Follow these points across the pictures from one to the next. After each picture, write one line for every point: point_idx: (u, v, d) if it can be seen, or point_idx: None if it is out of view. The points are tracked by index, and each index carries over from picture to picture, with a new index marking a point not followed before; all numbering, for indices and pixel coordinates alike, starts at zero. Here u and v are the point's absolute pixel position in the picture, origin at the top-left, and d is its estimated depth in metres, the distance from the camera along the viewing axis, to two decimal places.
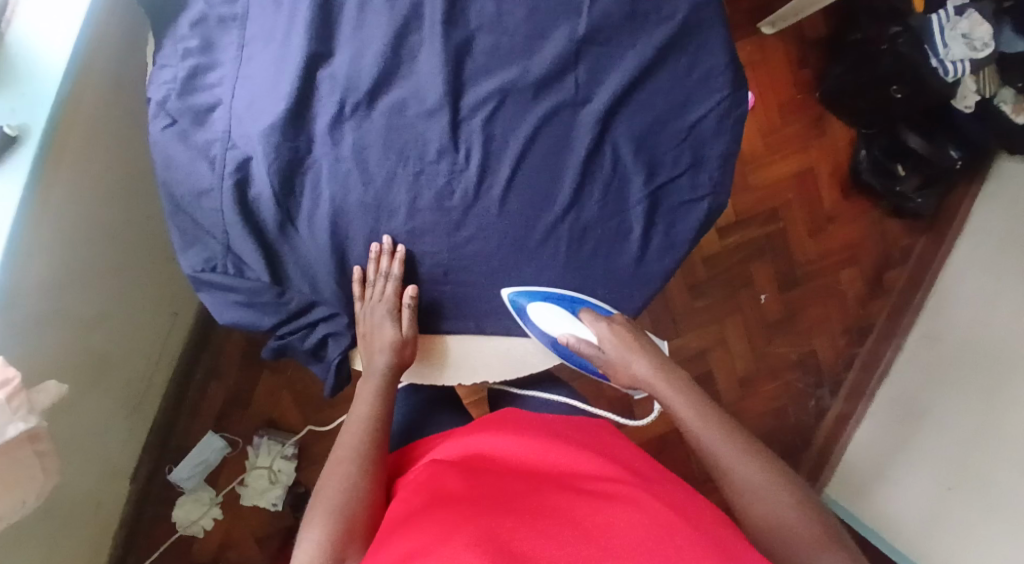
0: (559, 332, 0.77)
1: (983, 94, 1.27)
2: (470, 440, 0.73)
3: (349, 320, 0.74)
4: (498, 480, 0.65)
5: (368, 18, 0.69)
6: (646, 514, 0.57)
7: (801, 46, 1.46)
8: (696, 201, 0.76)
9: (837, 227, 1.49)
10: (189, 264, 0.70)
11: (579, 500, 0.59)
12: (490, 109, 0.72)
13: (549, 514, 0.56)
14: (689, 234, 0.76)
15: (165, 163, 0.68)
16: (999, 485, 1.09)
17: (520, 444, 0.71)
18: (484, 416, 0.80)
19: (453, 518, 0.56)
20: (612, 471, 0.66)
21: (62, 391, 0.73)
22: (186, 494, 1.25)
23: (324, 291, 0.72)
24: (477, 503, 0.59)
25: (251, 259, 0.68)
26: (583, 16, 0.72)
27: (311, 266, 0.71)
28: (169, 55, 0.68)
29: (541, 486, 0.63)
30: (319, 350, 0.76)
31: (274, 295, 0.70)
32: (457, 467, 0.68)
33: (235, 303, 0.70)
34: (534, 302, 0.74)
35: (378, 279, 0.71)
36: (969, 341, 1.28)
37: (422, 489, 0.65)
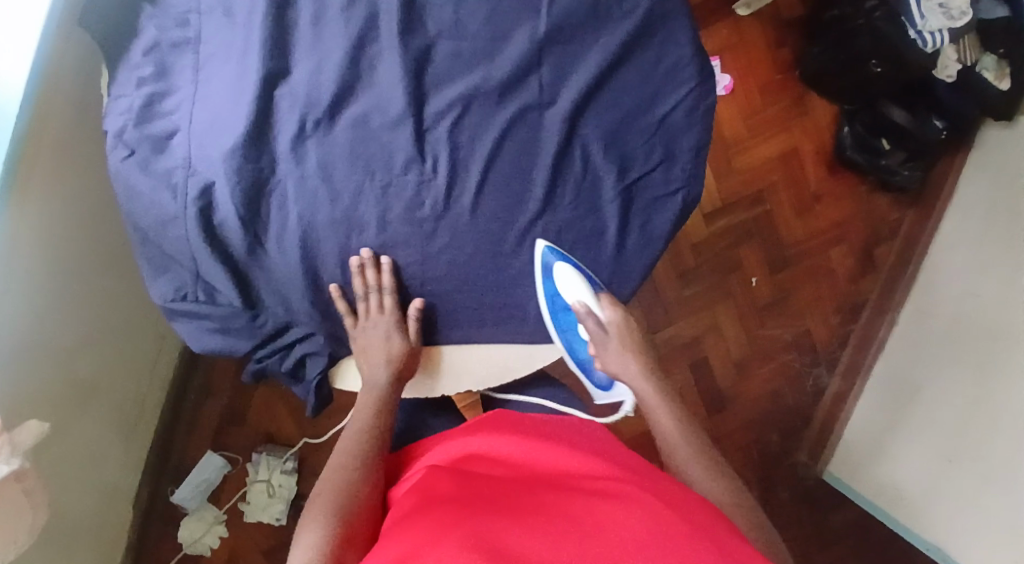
0: (572, 299, 0.75)
1: (965, 63, 1.27)
2: (466, 443, 0.71)
3: (325, 338, 0.73)
4: (493, 480, 0.62)
5: (325, 32, 0.68)
6: (643, 510, 0.53)
7: (777, 25, 1.45)
8: (670, 195, 0.75)
9: (823, 206, 1.48)
10: (160, 293, 0.70)
11: (573, 499, 0.56)
12: (455, 115, 0.71)
13: (544, 510, 0.54)
14: (666, 228, 0.76)
15: (127, 194, 0.67)
16: (994, 456, 1.09)
17: (515, 445, 0.69)
18: (485, 418, 0.78)
19: (445, 516, 0.54)
20: (611, 470, 0.63)
21: (45, 429, 0.72)
22: (189, 514, 1.25)
23: (299, 312, 0.71)
24: (470, 502, 0.57)
25: (222, 284, 0.68)
26: (543, 16, 0.71)
27: (282, 287, 0.70)
28: (125, 84, 0.67)
29: (536, 485, 0.61)
30: (298, 370, 0.74)
31: (248, 318, 0.70)
32: (451, 472, 0.65)
33: (209, 329, 0.70)
34: (562, 263, 0.73)
35: (371, 294, 0.70)
36: (961, 312, 1.27)
37: (415, 491, 0.64)
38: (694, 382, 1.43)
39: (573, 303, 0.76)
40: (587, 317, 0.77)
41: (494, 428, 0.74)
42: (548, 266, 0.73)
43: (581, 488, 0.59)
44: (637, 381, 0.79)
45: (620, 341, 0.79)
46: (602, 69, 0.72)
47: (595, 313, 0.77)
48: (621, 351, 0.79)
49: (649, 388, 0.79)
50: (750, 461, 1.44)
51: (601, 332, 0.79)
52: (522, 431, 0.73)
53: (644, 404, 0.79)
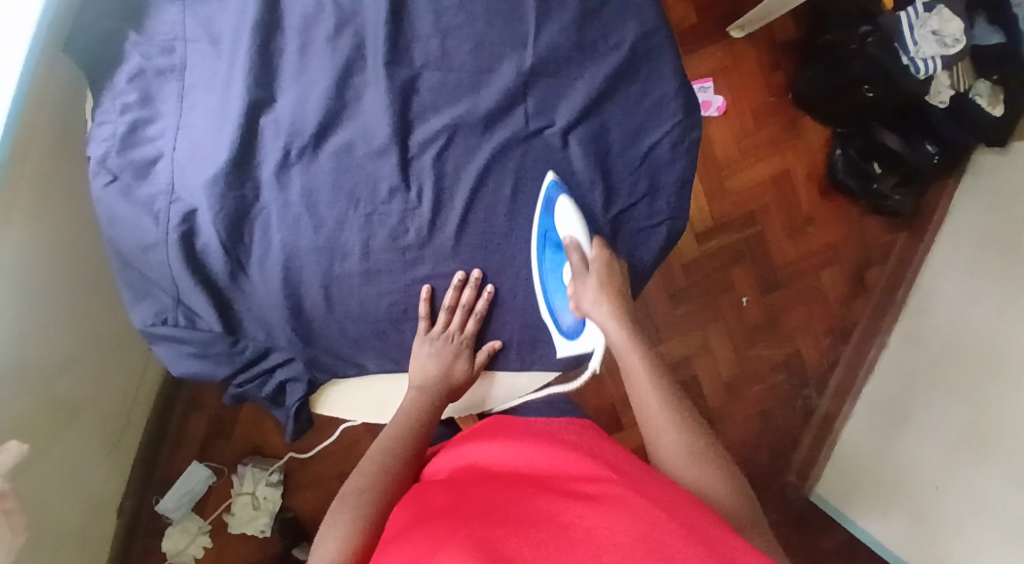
0: (566, 232, 0.71)
1: (958, 89, 1.28)
2: (468, 452, 0.67)
3: (304, 365, 0.73)
4: (485, 490, 0.58)
5: (310, 62, 0.68)
6: (633, 516, 0.48)
7: (772, 48, 1.45)
8: (654, 227, 0.76)
9: (815, 229, 1.48)
10: (140, 317, 0.69)
11: (561, 508, 0.51)
12: (440, 144, 0.71)
13: (528, 524, 0.50)
14: (649, 259, 0.76)
15: (109, 220, 0.67)
16: (983, 484, 1.09)
17: (511, 450, 0.64)
18: (481, 424, 0.72)
19: (427, 545, 0.50)
20: (604, 469, 0.57)
21: (24, 450, 0.72)
22: (173, 525, 1.24)
23: (279, 338, 0.71)
24: (454, 520, 0.53)
25: (203, 310, 0.68)
26: (529, 49, 0.71)
27: (264, 314, 0.70)
28: (109, 110, 0.67)
29: (525, 491, 0.56)
30: (278, 396, 0.74)
31: (227, 344, 0.70)
32: (443, 489, 0.61)
33: (189, 354, 0.69)
34: (564, 199, 0.71)
35: (457, 311, 0.72)
36: (951, 338, 1.27)
37: (411, 506, 0.60)
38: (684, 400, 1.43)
39: (565, 237, 0.71)
40: (574, 251, 0.71)
41: (494, 431, 0.69)
42: (551, 200, 0.72)
43: (569, 494, 0.54)
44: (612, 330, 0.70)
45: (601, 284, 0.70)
46: (588, 102, 0.72)
47: (582, 249, 0.71)
48: (600, 295, 0.70)
49: (625, 336, 0.70)
50: None
51: (583, 270, 0.70)
52: (516, 435, 0.67)
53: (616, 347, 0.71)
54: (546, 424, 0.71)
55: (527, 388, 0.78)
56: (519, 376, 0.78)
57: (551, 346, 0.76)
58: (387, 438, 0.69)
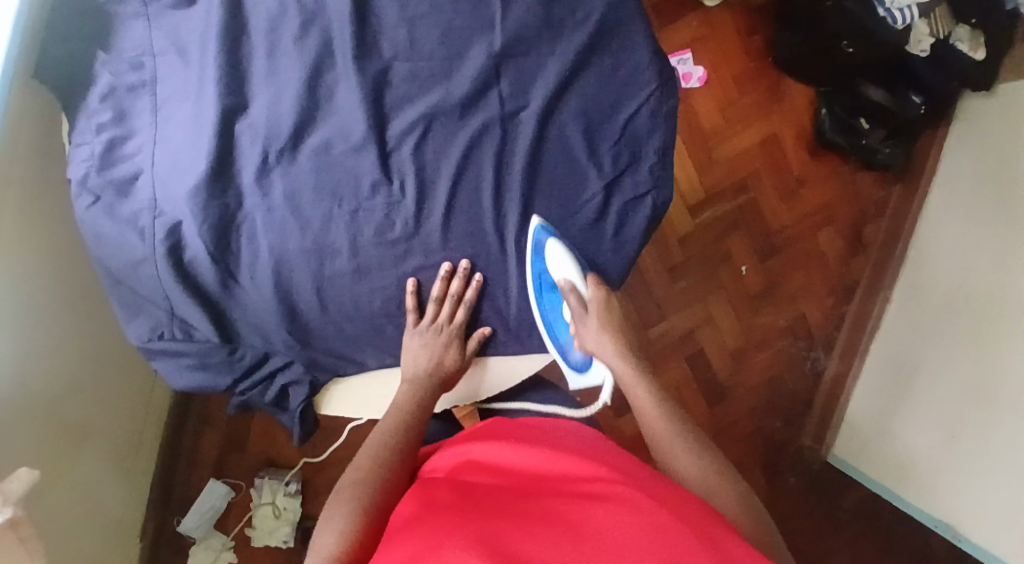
0: (561, 274, 0.73)
1: (938, 36, 1.27)
2: (468, 449, 0.68)
3: (304, 365, 0.73)
4: (490, 490, 0.58)
5: (280, 65, 0.68)
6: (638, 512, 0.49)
7: (747, 13, 1.45)
8: (641, 198, 0.75)
9: (808, 190, 1.47)
10: (137, 335, 0.70)
11: (566, 504, 0.52)
12: (418, 135, 0.71)
13: (536, 520, 0.50)
14: (639, 231, 0.75)
15: (96, 240, 0.68)
16: (995, 428, 1.09)
17: (514, 446, 0.65)
18: (479, 427, 0.73)
19: (435, 537, 0.51)
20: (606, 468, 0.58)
21: (35, 477, 0.73)
22: (197, 543, 1.25)
23: (276, 342, 0.71)
24: (460, 515, 0.53)
25: (198, 321, 0.68)
26: (497, 30, 0.71)
27: (260, 320, 0.70)
28: (85, 131, 0.67)
29: (530, 491, 0.57)
30: (283, 400, 0.74)
31: (226, 352, 0.70)
32: (448, 484, 0.62)
33: (188, 366, 0.70)
34: (551, 240, 0.72)
35: (446, 302, 0.72)
36: (954, 284, 1.27)
37: (413, 499, 0.61)
38: (691, 374, 1.43)
39: (561, 281, 0.73)
40: (571, 294, 0.74)
41: (496, 432, 0.69)
42: (540, 243, 0.72)
43: (574, 493, 0.55)
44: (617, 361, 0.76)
45: (598, 319, 0.75)
46: (561, 78, 0.72)
47: (579, 290, 0.74)
48: (598, 328, 0.76)
49: (628, 369, 0.75)
50: (754, 449, 1.44)
51: (582, 311, 0.75)
52: (517, 434, 0.68)
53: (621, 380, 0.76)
54: (546, 424, 0.72)
55: (525, 372, 0.79)
56: (516, 360, 0.79)
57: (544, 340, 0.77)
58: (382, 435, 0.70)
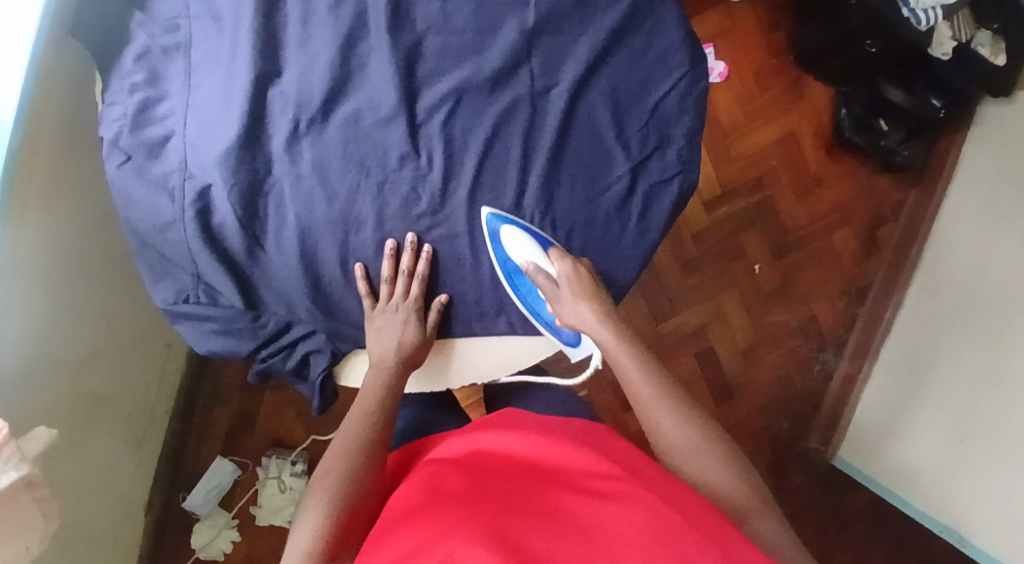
0: (521, 258, 0.72)
1: (960, 39, 1.25)
2: (476, 438, 0.70)
3: (327, 335, 0.73)
4: (498, 479, 0.60)
5: (313, 33, 0.68)
6: (648, 509, 0.52)
7: (769, 10, 1.45)
8: (666, 182, 0.75)
9: (825, 189, 1.47)
10: (162, 298, 0.70)
11: (577, 499, 0.55)
12: (448, 109, 0.71)
13: (547, 517, 0.52)
14: (665, 216, 0.76)
15: (125, 201, 0.68)
16: (1004, 432, 1.09)
17: (522, 440, 0.68)
18: (486, 417, 0.75)
19: (447, 517, 0.53)
20: (612, 465, 0.61)
21: (52, 436, 0.73)
22: (202, 520, 1.25)
23: (299, 310, 0.71)
24: (471, 500, 0.56)
25: (223, 287, 0.68)
26: (531, 7, 0.71)
27: (284, 288, 0.70)
28: (118, 91, 0.68)
29: (541, 485, 0.58)
30: (302, 370, 0.75)
31: (249, 319, 0.70)
32: (458, 468, 0.64)
33: (212, 331, 0.70)
34: (506, 226, 0.71)
35: (399, 279, 0.71)
36: (968, 288, 1.26)
37: (419, 483, 0.63)
38: (701, 370, 1.43)
39: (523, 265, 0.73)
40: (538, 275, 0.73)
41: (502, 423, 0.72)
42: (495, 231, 0.72)
43: (586, 490, 0.57)
44: (600, 330, 0.74)
45: (576, 295, 0.73)
46: (592, 58, 0.72)
47: (545, 269, 0.73)
48: (578, 303, 0.73)
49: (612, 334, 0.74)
50: (761, 447, 1.44)
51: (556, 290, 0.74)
52: (524, 426, 0.70)
53: (609, 352, 0.74)
54: (558, 418, 0.74)
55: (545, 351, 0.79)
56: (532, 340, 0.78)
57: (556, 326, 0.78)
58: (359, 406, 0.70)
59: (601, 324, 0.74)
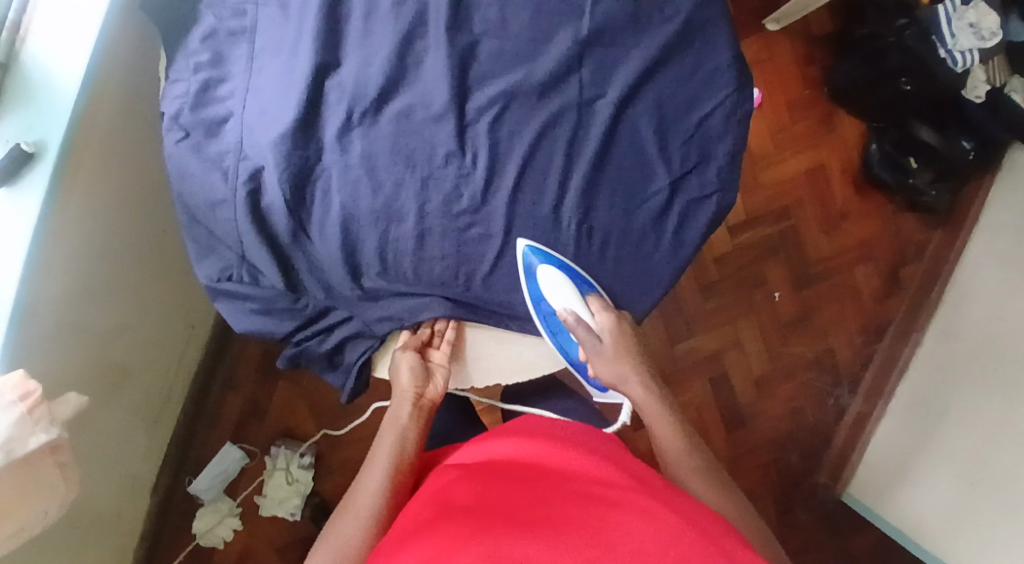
0: (561, 304, 0.76)
1: (994, 84, 1.26)
2: (491, 446, 0.72)
3: (364, 323, 0.75)
4: (504, 487, 0.62)
5: (375, 28, 0.71)
6: (660, 522, 0.53)
7: (807, 43, 1.46)
8: (705, 198, 0.76)
9: (849, 224, 1.48)
10: (206, 274, 0.73)
11: (587, 505, 0.56)
12: (496, 111, 0.72)
13: (556, 518, 0.54)
14: (700, 234, 0.76)
15: (181, 175, 0.71)
16: (1017, 479, 1.07)
17: (536, 446, 0.69)
18: (500, 427, 0.77)
19: (460, 523, 0.55)
20: (622, 477, 0.63)
21: (82, 403, 0.74)
22: (205, 506, 1.25)
23: (338, 297, 0.73)
24: (483, 506, 0.57)
25: (266, 267, 0.70)
26: (585, 18, 0.73)
27: (325, 273, 0.72)
28: (182, 68, 0.71)
29: (548, 489, 0.60)
30: (337, 355, 0.77)
31: (290, 301, 0.73)
32: (473, 474, 0.66)
33: (251, 310, 0.73)
34: (546, 264, 0.73)
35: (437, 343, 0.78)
36: (989, 333, 1.26)
37: (434, 491, 0.65)
38: (713, 395, 1.43)
39: (560, 309, 0.76)
40: (575, 323, 0.77)
41: (516, 431, 0.74)
42: (531, 267, 0.73)
43: (594, 496, 0.58)
44: (627, 382, 0.80)
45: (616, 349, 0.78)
46: (641, 72, 0.73)
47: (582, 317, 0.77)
48: (617, 355, 0.78)
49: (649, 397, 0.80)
50: (768, 476, 1.43)
51: (595, 340, 0.78)
52: (539, 435, 0.72)
53: (644, 411, 0.80)
54: (572, 426, 0.76)
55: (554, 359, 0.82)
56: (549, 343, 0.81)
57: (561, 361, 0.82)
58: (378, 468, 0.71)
59: (633, 374, 0.80)
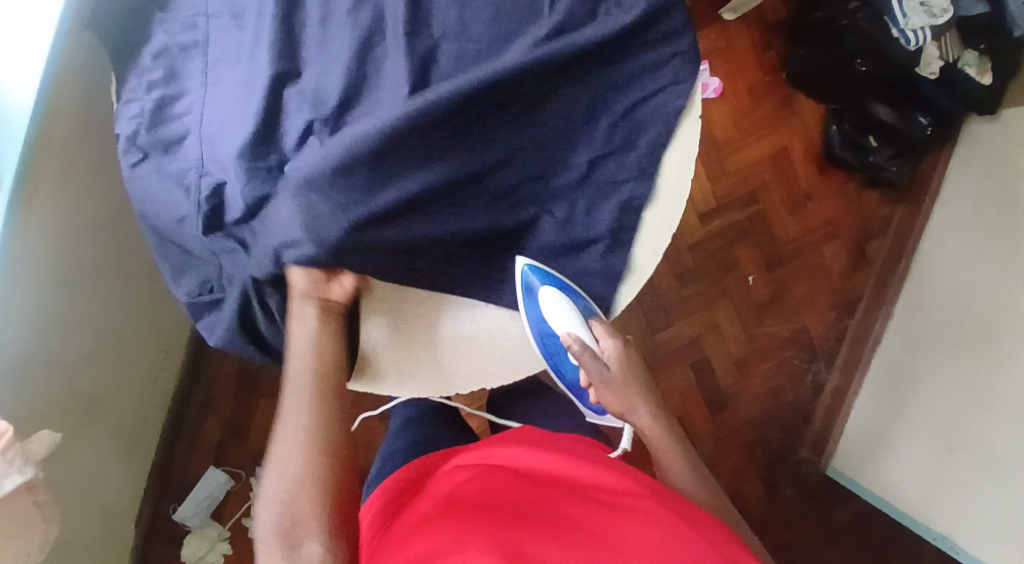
0: (564, 328, 0.81)
1: (947, 59, 1.29)
2: (491, 452, 0.72)
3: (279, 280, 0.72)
4: (510, 496, 0.62)
5: (331, 35, 0.70)
6: (668, 535, 0.54)
7: (763, 29, 1.48)
8: (624, 183, 0.78)
9: (815, 204, 1.50)
10: (185, 289, 0.75)
11: (596, 518, 0.57)
12: (467, 92, 0.69)
13: (567, 525, 0.56)
14: (612, 215, 0.79)
15: (142, 196, 0.71)
16: (992, 442, 1.10)
17: (538, 456, 0.70)
18: (495, 436, 0.77)
19: (469, 530, 0.55)
20: (626, 484, 0.63)
21: (56, 440, 0.72)
22: (192, 532, 1.23)
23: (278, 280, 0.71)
24: (492, 515, 0.57)
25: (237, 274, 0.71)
26: (545, 17, 0.73)
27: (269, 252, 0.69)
28: (135, 88, 0.70)
29: (556, 494, 0.62)
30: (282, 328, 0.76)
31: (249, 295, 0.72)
32: (476, 480, 0.66)
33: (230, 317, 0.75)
34: (545, 285, 0.81)
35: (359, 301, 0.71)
36: (957, 301, 1.29)
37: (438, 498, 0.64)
38: (694, 380, 1.44)
39: (565, 334, 0.81)
40: (579, 349, 0.81)
41: (516, 440, 0.74)
42: (532, 287, 0.81)
43: (601, 501, 0.61)
44: (636, 410, 0.80)
45: (622, 371, 0.81)
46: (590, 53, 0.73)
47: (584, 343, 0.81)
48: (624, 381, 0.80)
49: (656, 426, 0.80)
50: (753, 457, 1.45)
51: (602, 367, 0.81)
52: (540, 444, 0.72)
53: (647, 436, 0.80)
54: (567, 438, 0.76)
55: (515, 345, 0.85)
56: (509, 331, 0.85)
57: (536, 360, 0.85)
58: (298, 396, 0.68)
59: (641, 403, 0.80)
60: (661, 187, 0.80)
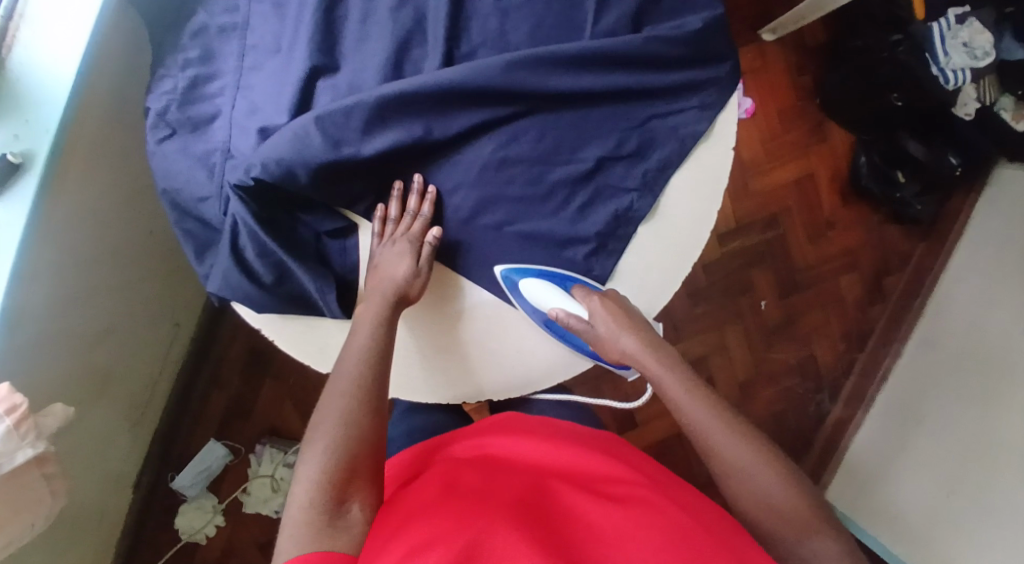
0: (549, 306, 0.74)
1: (983, 102, 1.26)
2: (486, 442, 0.72)
3: (246, 206, 0.69)
4: (503, 484, 0.63)
5: (371, 31, 0.72)
6: (665, 518, 0.56)
7: (800, 52, 1.47)
8: (624, 193, 0.77)
9: (836, 233, 1.49)
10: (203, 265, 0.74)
11: (592, 506, 0.58)
12: (508, 59, 0.71)
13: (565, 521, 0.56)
14: (603, 220, 0.76)
15: (165, 172, 0.72)
16: (991, 491, 1.09)
17: (533, 443, 0.70)
18: (489, 420, 0.77)
19: (459, 520, 0.56)
20: (622, 472, 0.64)
21: (68, 414, 0.73)
22: (188, 502, 1.24)
23: (263, 235, 0.69)
24: (482, 505, 0.58)
25: (248, 244, 0.70)
26: (587, 34, 0.75)
27: (251, 170, 0.67)
28: (172, 65, 0.74)
29: (552, 490, 0.62)
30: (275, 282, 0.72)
31: (255, 251, 0.70)
32: (472, 468, 0.66)
33: (240, 287, 0.71)
34: (526, 278, 0.75)
35: (404, 217, 0.73)
36: (970, 344, 1.27)
37: (435, 478, 0.65)
38: None
39: (551, 312, 0.74)
40: (569, 320, 0.74)
41: (512, 428, 0.73)
42: (515, 281, 0.75)
43: (599, 494, 0.61)
44: (640, 357, 0.74)
45: (610, 326, 0.73)
46: (619, 63, 0.74)
47: (575, 312, 0.74)
48: (616, 332, 0.73)
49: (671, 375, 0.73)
50: None
51: (590, 328, 0.74)
52: (535, 431, 0.72)
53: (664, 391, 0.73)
54: (569, 426, 0.76)
55: (533, 346, 0.78)
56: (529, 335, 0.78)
57: (553, 362, 0.79)
58: (343, 369, 0.68)
59: (643, 352, 0.74)
60: (687, 210, 0.79)
